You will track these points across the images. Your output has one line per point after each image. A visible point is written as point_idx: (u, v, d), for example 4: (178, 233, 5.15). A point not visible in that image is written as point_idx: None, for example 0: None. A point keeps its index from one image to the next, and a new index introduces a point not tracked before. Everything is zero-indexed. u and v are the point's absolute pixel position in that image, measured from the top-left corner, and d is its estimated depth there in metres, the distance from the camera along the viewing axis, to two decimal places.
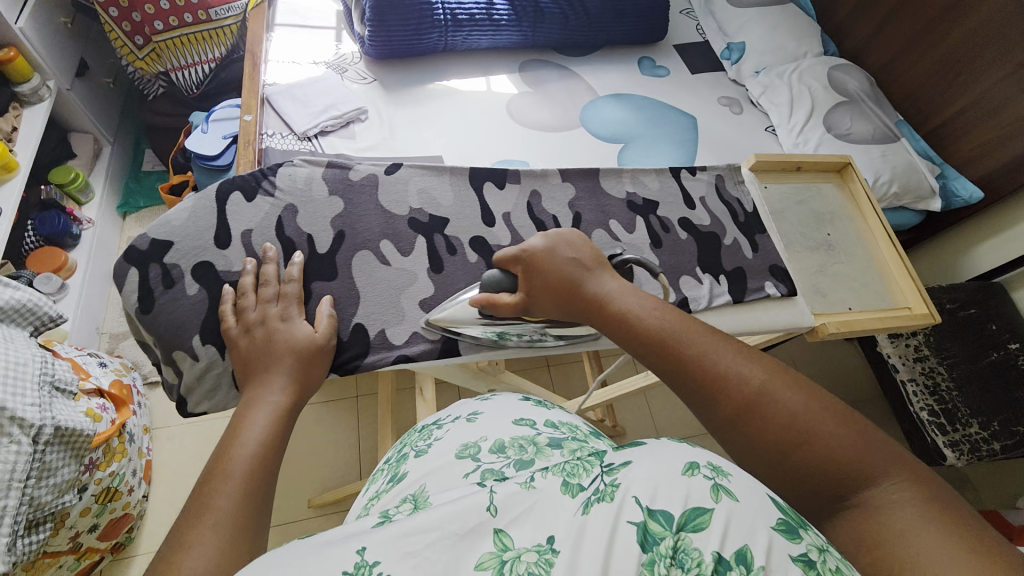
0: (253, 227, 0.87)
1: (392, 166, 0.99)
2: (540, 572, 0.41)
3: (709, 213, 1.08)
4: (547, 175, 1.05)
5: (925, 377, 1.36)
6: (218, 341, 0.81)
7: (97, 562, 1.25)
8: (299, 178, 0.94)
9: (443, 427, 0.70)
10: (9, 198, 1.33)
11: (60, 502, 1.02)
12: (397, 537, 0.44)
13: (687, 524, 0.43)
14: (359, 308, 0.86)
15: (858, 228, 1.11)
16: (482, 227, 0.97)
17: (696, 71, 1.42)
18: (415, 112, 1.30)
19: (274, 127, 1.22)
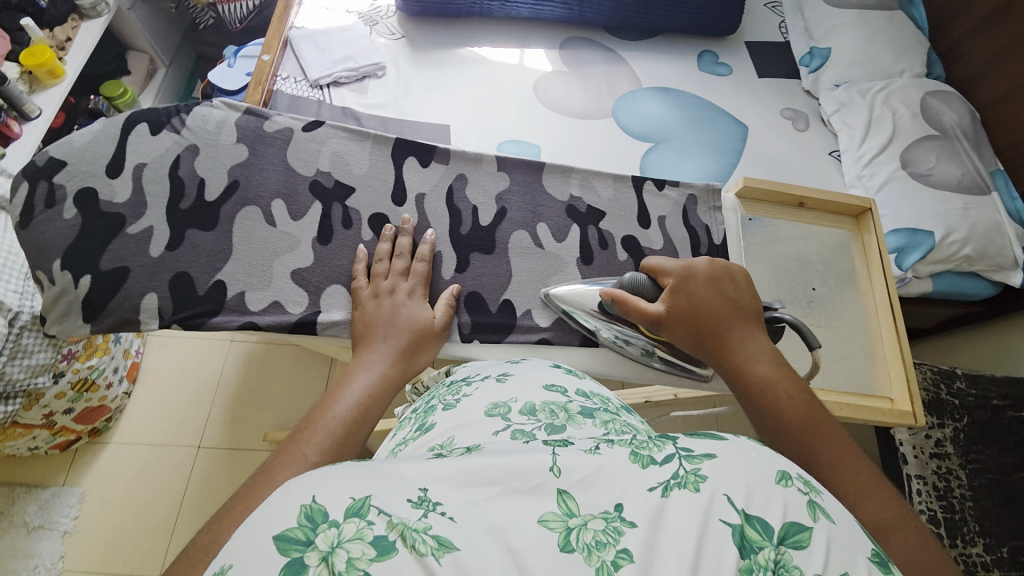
0: (146, 162, 0.74)
1: (312, 122, 0.81)
2: (608, 541, 0.34)
3: (664, 236, 0.87)
4: (480, 161, 0.85)
5: (939, 478, 1.07)
6: (80, 269, 0.69)
7: (75, 441, 1.23)
8: (210, 120, 0.78)
9: (472, 384, 0.59)
10: (52, 102, 1.27)
11: (31, 383, 0.98)
12: (456, 473, 0.38)
13: (787, 539, 0.35)
14: (226, 264, 0.72)
15: (854, 290, 0.92)
16: (389, 205, 0.80)
17: (763, 74, 1.36)
18: (435, 76, 1.22)
19: (290, 71, 1.16)
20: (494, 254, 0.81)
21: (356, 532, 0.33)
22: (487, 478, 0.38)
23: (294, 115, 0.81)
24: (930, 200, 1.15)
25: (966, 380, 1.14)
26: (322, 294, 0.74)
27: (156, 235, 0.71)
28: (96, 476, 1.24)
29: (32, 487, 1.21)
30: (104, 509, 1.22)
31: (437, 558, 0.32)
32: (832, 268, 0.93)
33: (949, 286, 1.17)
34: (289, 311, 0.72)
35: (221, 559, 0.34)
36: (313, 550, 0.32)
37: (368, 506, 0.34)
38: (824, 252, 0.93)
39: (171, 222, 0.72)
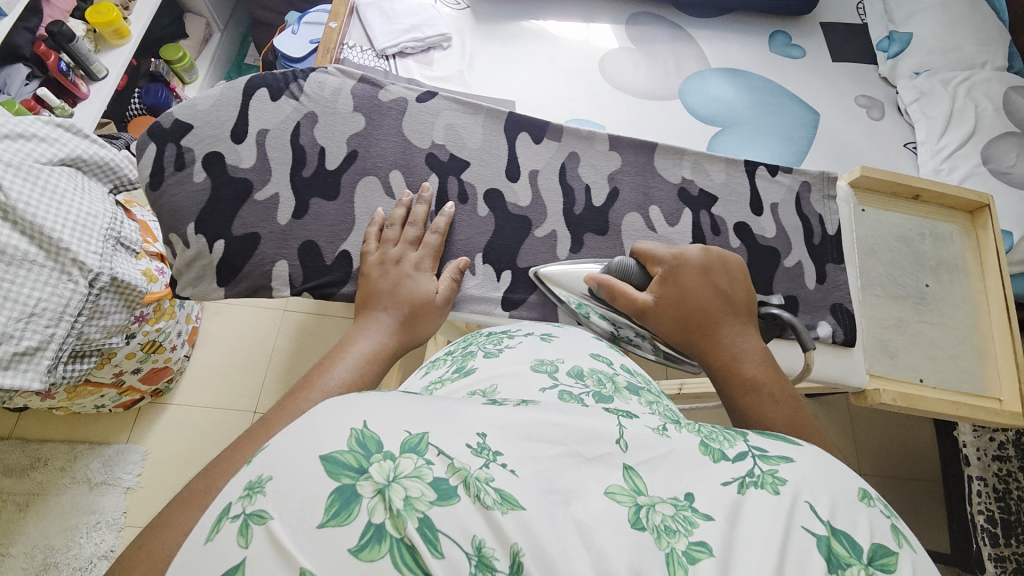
0: (269, 128, 0.79)
1: (426, 93, 0.85)
2: (679, 530, 0.32)
3: (777, 224, 0.86)
4: (594, 139, 0.87)
5: (999, 479, 1.05)
6: (214, 235, 0.75)
7: (139, 400, 1.23)
8: (327, 86, 0.83)
9: (513, 338, 0.58)
10: (116, 64, 1.26)
11: (107, 343, 0.96)
12: (520, 423, 0.36)
13: (874, 560, 0.32)
14: (349, 235, 0.77)
15: (966, 286, 0.90)
16: (503, 180, 0.83)
17: (836, 58, 1.30)
18: (500, 51, 1.19)
19: (357, 40, 1.15)
20: (608, 236, 0.82)
21: (414, 470, 0.32)
22: (549, 435, 0.36)
23: (408, 86, 0.85)
24: (1009, 199, 1.11)
25: None
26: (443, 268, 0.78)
27: (281, 202, 0.77)
28: (157, 434, 1.24)
29: (95, 445, 1.22)
30: (168, 468, 1.22)
31: (501, 513, 0.31)
32: (944, 262, 0.90)
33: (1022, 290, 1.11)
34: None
35: (259, 469, 0.33)
36: (366, 481, 0.31)
37: (426, 444, 0.33)
38: (936, 245, 0.91)
39: (296, 189, 0.78)
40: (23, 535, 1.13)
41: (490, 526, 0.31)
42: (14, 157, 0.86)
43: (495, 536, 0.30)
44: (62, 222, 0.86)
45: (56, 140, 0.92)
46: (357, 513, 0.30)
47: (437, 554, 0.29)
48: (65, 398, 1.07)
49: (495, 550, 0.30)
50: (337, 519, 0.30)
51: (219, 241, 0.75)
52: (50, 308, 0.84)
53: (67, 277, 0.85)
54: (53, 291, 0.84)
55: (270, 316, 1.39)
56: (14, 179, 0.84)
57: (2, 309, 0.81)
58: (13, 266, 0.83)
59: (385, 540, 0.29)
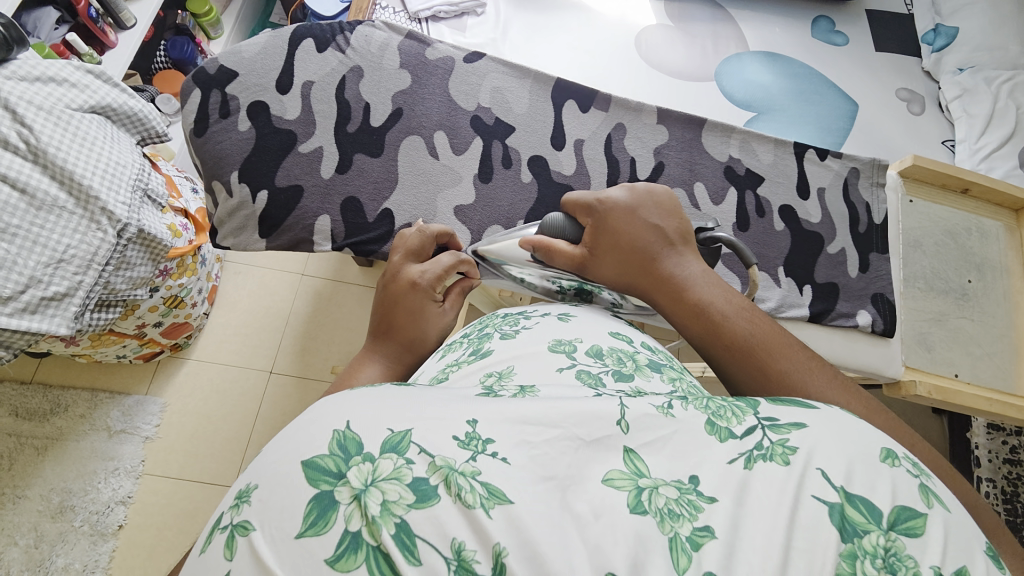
0: (314, 80, 0.80)
1: (473, 54, 0.85)
2: (683, 515, 0.33)
3: (823, 209, 0.85)
4: (642, 111, 0.86)
5: (1007, 483, 1.07)
6: (258, 185, 0.76)
7: (158, 353, 1.24)
8: (374, 41, 0.83)
9: (530, 318, 0.58)
10: (145, 14, 1.24)
11: (132, 294, 0.97)
12: (514, 411, 0.37)
13: (897, 525, 0.32)
14: (392, 193, 0.77)
15: (1007, 285, 0.88)
16: (548, 148, 0.83)
17: (880, 46, 1.26)
18: (536, 20, 1.16)
19: (389, 1, 1.11)
20: None
21: (392, 471, 0.32)
22: (544, 419, 0.36)
23: (454, 45, 0.85)
24: None
25: None
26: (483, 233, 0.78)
27: (325, 157, 0.77)
28: (175, 389, 1.26)
29: (115, 394, 1.24)
30: (185, 420, 1.24)
31: (487, 509, 0.31)
32: (988, 260, 0.89)
33: None
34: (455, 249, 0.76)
35: (247, 478, 0.35)
36: (344, 486, 0.32)
37: (406, 443, 0.33)
38: (981, 243, 0.89)
39: (340, 144, 0.78)
40: (40, 478, 1.16)
41: (473, 528, 0.30)
42: (44, 101, 0.85)
43: (477, 538, 0.30)
44: (91, 170, 0.86)
45: (87, 87, 0.90)
46: (334, 521, 0.31)
47: (413, 560, 0.30)
48: (90, 345, 1.08)
49: (476, 553, 0.30)
50: (314, 529, 0.31)
51: (262, 192, 0.76)
52: (79, 255, 0.84)
53: (96, 226, 0.85)
54: (83, 238, 0.84)
55: (291, 277, 1.38)
56: (45, 123, 0.84)
57: (32, 253, 0.81)
58: (42, 212, 0.82)
59: (361, 549, 0.30)
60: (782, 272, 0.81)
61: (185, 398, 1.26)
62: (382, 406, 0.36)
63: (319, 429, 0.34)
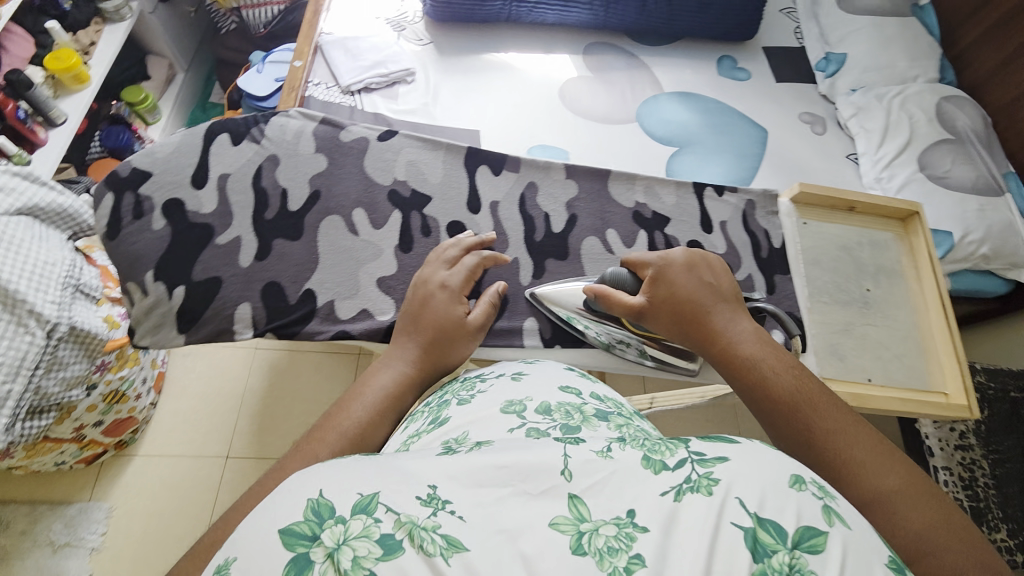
0: (229, 172, 0.81)
1: (387, 132, 0.88)
2: (621, 548, 0.33)
3: (726, 240, 0.91)
4: (550, 168, 0.91)
5: (964, 470, 1.00)
6: (174, 281, 0.75)
7: (100, 454, 1.18)
8: (289, 129, 0.86)
9: (486, 382, 0.61)
10: (78, 109, 1.23)
11: (66, 396, 0.95)
12: (466, 472, 0.38)
13: (801, 543, 0.34)
14: (314, 274, 0.78)
15: (904, 287, 0.93)
16: (466, 212, 0.86)
17: (779, 79, 1.39)
18: (462, 83, 1.22)
19: (321, 77, 1.14)
20: (569, 260, 0.85)
21: (363, 529, 0.34)
22: (496, 477, 0.38)
23: (368, 126, 0.89)
24: (946, 202, 1.15)
25: (985, 374, 1.07)
26: (407, 300, 0.79)
27: (244, 246, 0.78)
28: (121, 491, 1.19)
29: (56, 505, 1.16)
30: (134, 522, 1.17)
31: (445, 558, 0.33)
32: (882, 267, 0.94)
33: (967, 285, 1.16)
34: (378, 317, 0.77)
35: (225, 552, 0.36)
36: (319, 546, 0.33)
37: (375, 503, 0.35)
38: (873, 252, 0.94)
39: (259, 232, 0.79)
40: None
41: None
42: None
43: None
44: (18, 273, 0.84)
45: (12, 189, 0.89)
46: None
47: None
48: (24, 456, 1.04)
49: None
50: None
51: (179, 287, 0.75)
52: (7, 362, 0.81)
53: (24, 329, 0.83)
54: (10, 344, 0.81)
55: (243, 354, 1.36)
56: None
57: None
58: None
59: None
60: None
61: (133, 498, 1.19)
62: (338, 477, 0.37)
63: (286, 504, 0.36)
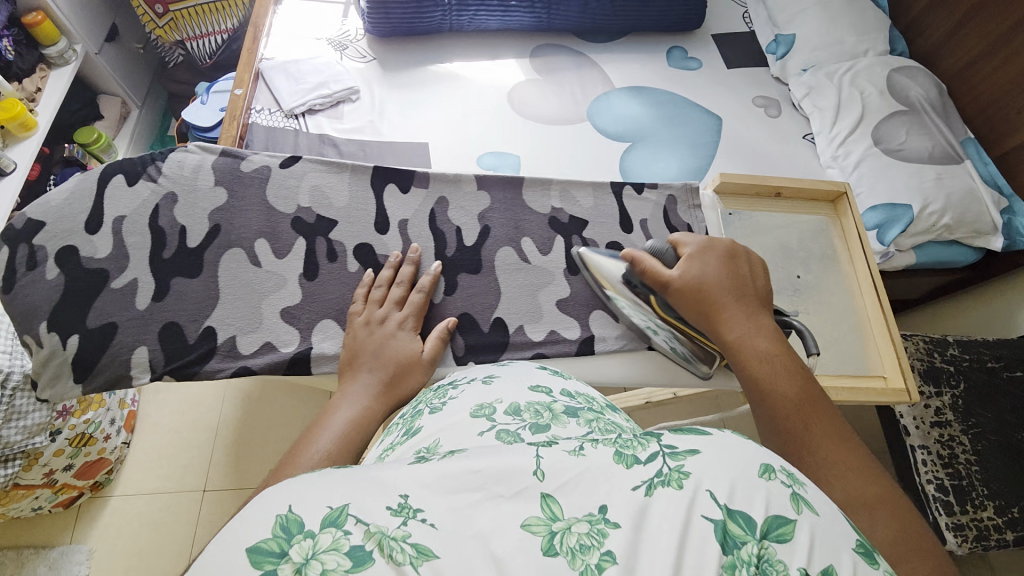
0: (125, 214, 0.71)
1: (290, 158, 0.78)
2: (592, 545, 0.32)
3: (646, 239, 0.86)
4: (460, 181, 0.83)
5: (942, 446, 0.96)
6: (67, 330, 0.66)
7: (77, 497, 1.16)
8: (187, 165, 0.75)
9: (457, 387, 0.55)
10: (27, 155, 1.21)
11: (30, 444, 0.93)
12: (439, 477, 0.36)
13: (770, 533, 0.34)
14: (215, 309, 0.69)
15: (838, 273, 0.91)
16: (372, 233, 0.77)
17: (731, 64, 1.38)
18: (407, 97, 1.21)
19: (264, 103, 1.12)
20: (481, 273, 0.78)
21: (332, 543, 0.31)
22: (470, 483, 0.35)
23: (269, 153, 0.78)
24: (903, 175, 1.13)
25: (958, 347, 1.05)
26: (313, 329, 0.71)
27: (141, 287, 0.68)
28: (102, 531, 1.18)
29: (39, 548, 1.15)
30: (113, 563, 1.15)
31: (415, 567, 0.31)
32: (813, 252, 0.92)
33: (931, 256, 1.14)
34: (281, 349, 0.69)
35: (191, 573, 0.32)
36: (287, 563, 0.30)
37: (345, 515, 0.33)
38: (803, 239, 0.92)
39: (156, 272, 0.69)
40: None
41: None
42: None
43: None
44: None
45: None
46: None
47: None
48: None
49: None
50: None
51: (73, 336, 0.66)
52: None
53: None
54: None
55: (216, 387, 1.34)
56: None
57: None
58: None
59: None
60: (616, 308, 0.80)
61: (112, 539, 1.17)
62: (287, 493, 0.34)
63: (243, 524, 0.32)
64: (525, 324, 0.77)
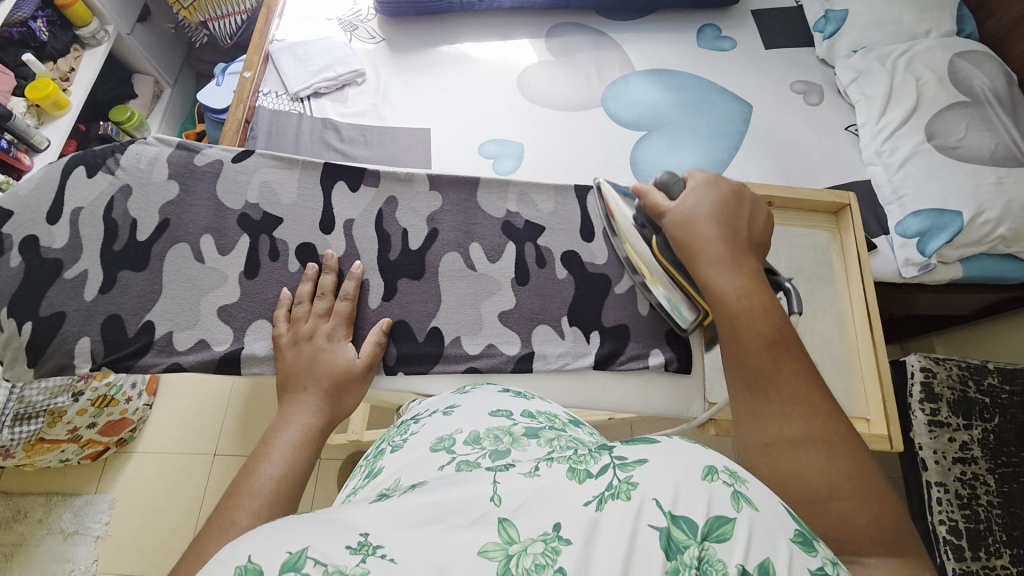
0: (82, 206, 0.73)
1: (243, 152, 0.78)
2: (546, 563, 0.29)
3: (609, 249, 0.81)
4: (413, 180, 0.80)
5: (961, 486, 0.93)
6: (22, 316, 0.68)
7: (103, 451, 1.27)
8: (144, 157, 0.75)
9: (420, 420, 0.51)
10: (59, 134, 1.29)
11: (52, 404, 1.04)
12: (401, 509, 0.32)
13: (711, 534, 0.30)
14: (156, 304, 0.70)
15: (831, 295, 0.82)
16: (317, 233, 0.76)
17: (770, 45, 1.25)
18: (415, 80, 1.18)
19: (272, 86, 1.12)
20: (423, 279, 0.76)
21: None
22: (424, 518, 0.31)
23: (224, 146, 0.78)
24: (958, 175, 1.00)
25: (999, 375, 0.98)
26: (246, 330, 0.71)
27: (90, 279, 0.70)
28: (123, 484, 1.28)
29: (67, 496, 1.27)
30: (131, 515, 1.26)
31: None
32: (803, 271, 0.83)
33: (980, 271, 1.03)
34: (214, 347, 0.70)
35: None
36: None
37: (304, 558, 0.29)
38: (791, 256, 0.83)
39: (105, 265, 0.71)
40: None
41: None
42: None
43: None
44: None
45: None
46: None
47: None
48: (25, 455, 1.13)
49: None
50: None
51: (27, 323, 0.68)
52: None
53: None
54: None
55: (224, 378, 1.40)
56: None
57: None
58: None
59: None
60: (566, 323, 0.76)
61: (129, 494, 1.27)
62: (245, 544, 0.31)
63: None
64: (462, 335, 0.74)
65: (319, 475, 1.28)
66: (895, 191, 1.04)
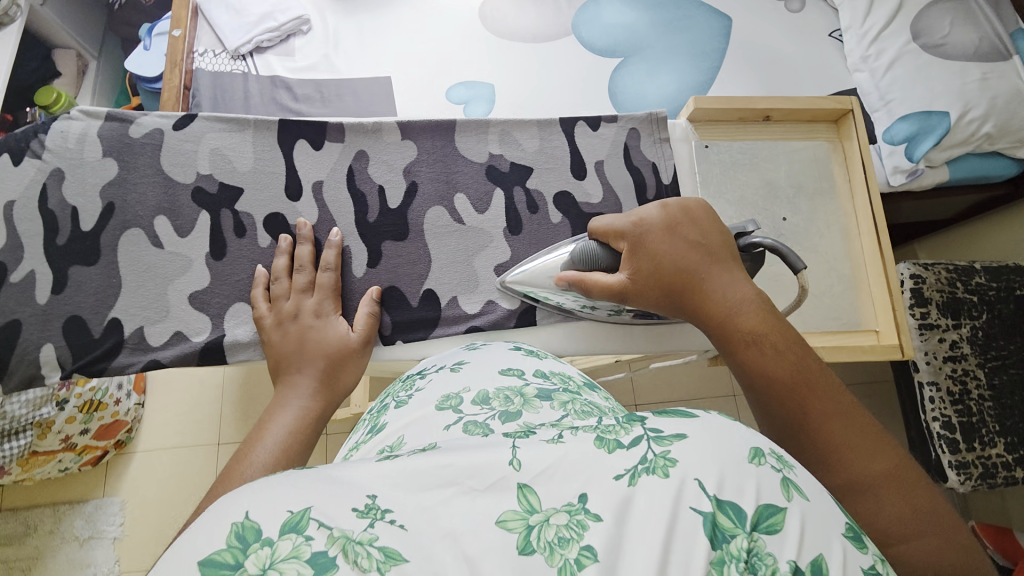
0: (15, 198, 0.65)
1: (184, 117, 0.70)
2: (571, 537, 0.27)
3: (603, 186, 0.76)
4: (382, 131, 0.74)
5: (954, 383, 0.96)
6: None
7: (102, 455, 1.24)
8: (71, 136, 0.67)
9: (425, 376, 0.49)
10: None
11: (38, 415, 1.00)
12: (424, 471, 0.30)
13: (760, 524, 0.28)
14: (118, 299, 0.65)
15: (835, 210, 0.81)
16: (283, 201, 0.70)
17: None
18: (368, 23, 1.08)
19: (207, 44, 1.01)
20: (410, 240, 0.72)
21: (292, 550, 0.25)
22: (437, 477, 0.30)
23: (161, 113, 0.70)
24: (945, 73, 0.97)
25: (987, 274, 1.01)
26: (225, 315, 0.67)
27: (40, 281, 0.64)
28: (132, 483, 1.27)
29: (74, 503, 1.25)
30: (149, 512, 1.26)
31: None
32: (805, 188, 0.81)
33: (969, 171, 1.02)
34: (192, 338, 0.65)
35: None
36: None
37: (307, 518, 0.26)
38: (793, 172, 0.81)
39: (52, 261, 0.65)
40: None
41: None
42: None
43: None
44: None
45: None
46: None
47: None
48: (23, 470, 1.10)
49: None
50: None
51: None
52: None
53: None
54: None
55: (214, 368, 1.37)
56: None
57: None
58: None
59: None
60: None
61: (144, 492, 1.27)
62: (228, 497, 0.29)
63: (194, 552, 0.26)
64: (459, 295, 0.71)
65: (329, 446, 1.29)
66: (882, 97, 1.00)
